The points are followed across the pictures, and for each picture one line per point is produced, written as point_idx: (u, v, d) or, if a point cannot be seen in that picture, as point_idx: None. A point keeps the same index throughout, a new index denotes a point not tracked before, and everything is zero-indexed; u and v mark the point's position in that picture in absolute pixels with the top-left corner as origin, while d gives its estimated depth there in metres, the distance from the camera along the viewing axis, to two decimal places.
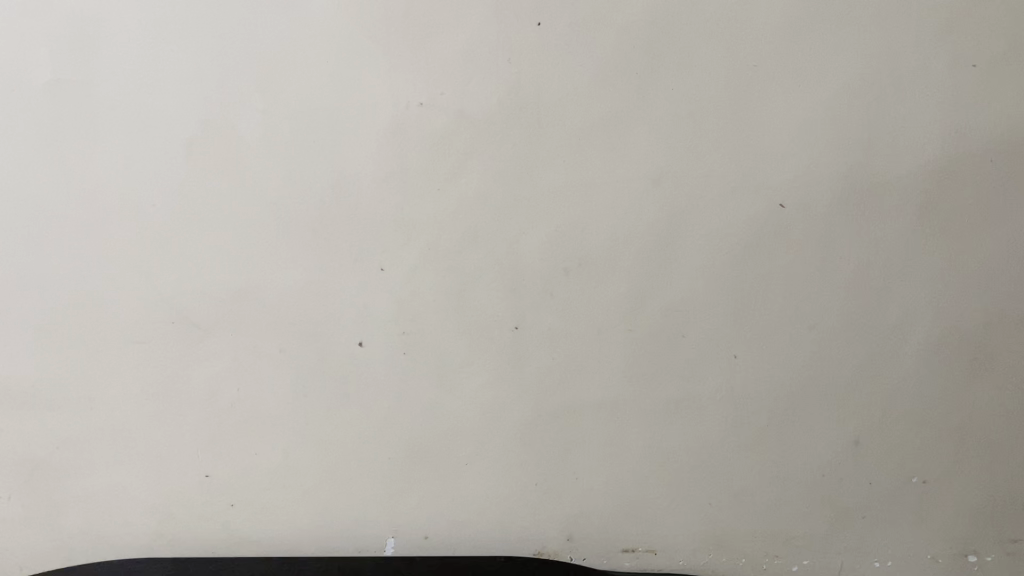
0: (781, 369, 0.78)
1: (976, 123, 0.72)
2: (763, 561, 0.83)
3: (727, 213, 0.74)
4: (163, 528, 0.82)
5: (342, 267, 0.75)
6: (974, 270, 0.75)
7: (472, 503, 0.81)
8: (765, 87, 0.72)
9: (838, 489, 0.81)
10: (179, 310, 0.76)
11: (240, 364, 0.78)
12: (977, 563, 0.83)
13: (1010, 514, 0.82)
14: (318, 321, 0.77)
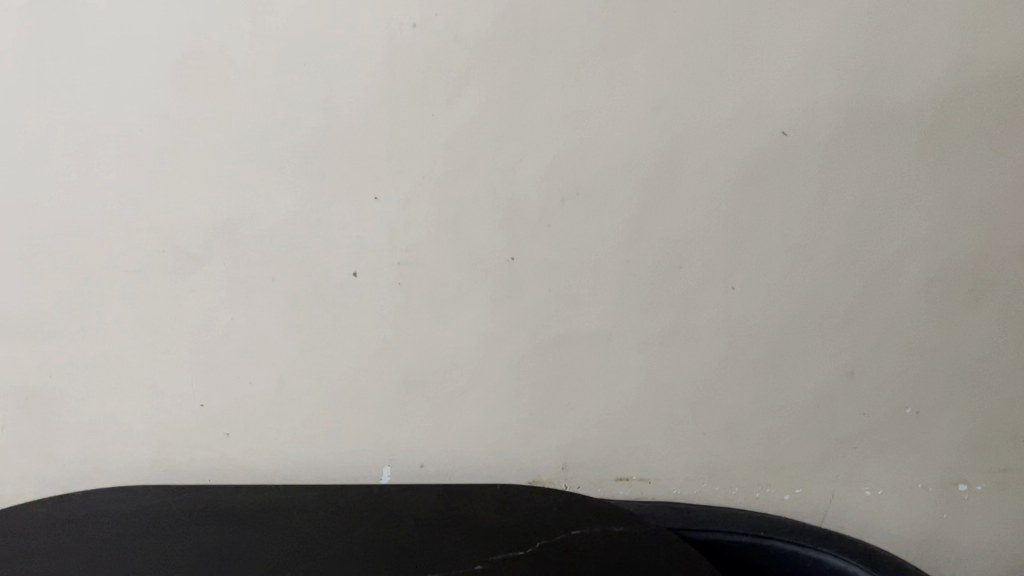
0: (779, 301, 0.78)
1: (997, 48, 0.68)
2: (755, 490, 0.86)
3: (729, 142, 0.72)
4: (165, 454, 0.83)
5: (335, 198, 0.74)
6: (978, 201, 0.74)
7: (469, 432, 0.83)
8: (776, 10, 0.67)
9: (832, 418, 0.82)
10: (170, 243, 0.75)
11: (234, 296, 0.77)
12: (967, 492, 0.85)
13: (1001, 444, 0.83)
14: (312, 252, 0.76)
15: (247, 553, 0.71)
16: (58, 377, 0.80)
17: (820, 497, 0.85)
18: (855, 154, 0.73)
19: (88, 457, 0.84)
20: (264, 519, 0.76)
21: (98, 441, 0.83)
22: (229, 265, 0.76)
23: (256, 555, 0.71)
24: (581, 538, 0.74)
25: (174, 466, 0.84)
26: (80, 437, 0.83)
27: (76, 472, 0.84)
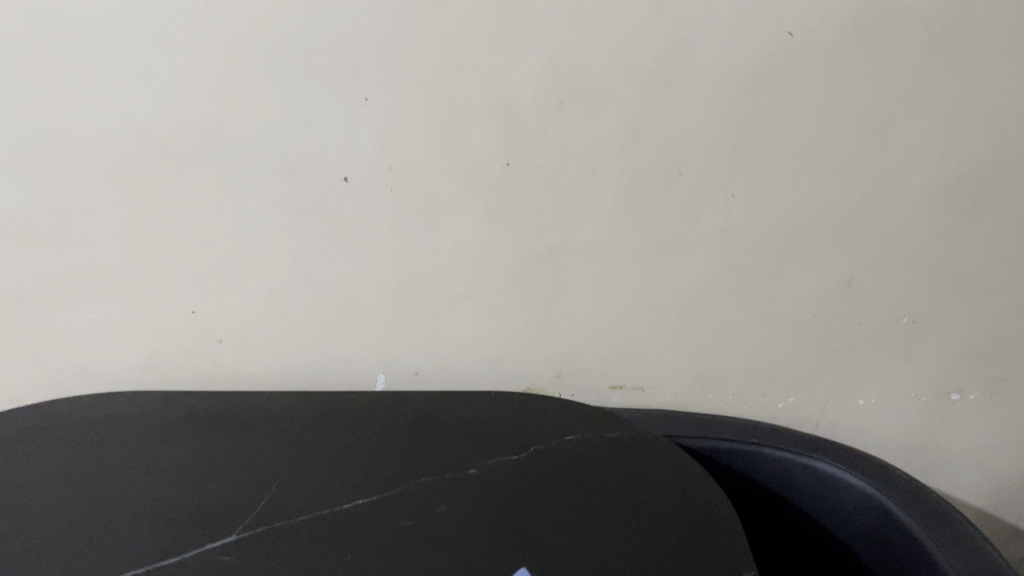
0: (780, 210, 0.76)
1: None
2: (750, 398, 0.87)
3: (736, 41, 0.68)
4: (159, 358, 0.83)
5: (319, 101, 0.69)
6: (988, 105, 0.71)
7: (464, 339, 0.83)
8: None
9: (828, 328, 0.82)
10: (147, 148, 0.70)
11: (218, 201, 0.74)
12: (959, 401, 0.86)
13: (996, 354, 0.83)
14: (296, 159, 0.72)
15: (244, 458, 0.72)
16: (33, 278, 0.77)
17: (813, 403, 0.86)
18: (867, 57, 0.68)
19: (79, 361, 0.83)
20: (260, 422, 0.77)
21: (88, 346, 0.82)
22: (209, 171, 0.72)
23: (253, 460, 0.72)
24: (576, 445, 0.74)
25: (168, 369, 0.84)
26: (68, 342, 0.81)
27: (68, 376, 0.84)
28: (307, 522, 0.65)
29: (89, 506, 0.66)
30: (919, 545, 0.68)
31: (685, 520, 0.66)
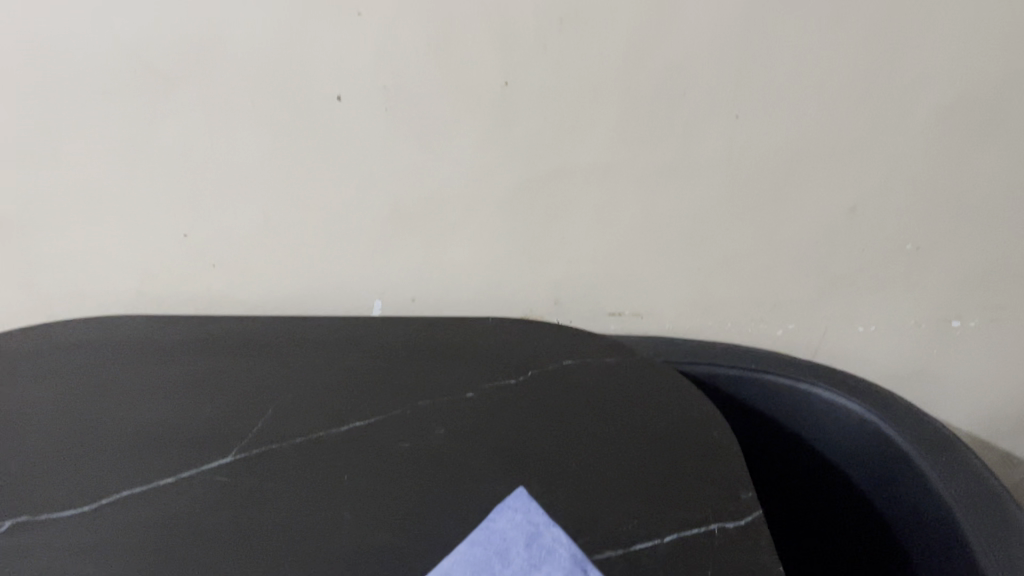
0: (784, 133, 0.74)
1: None
2: (749, 325, 0.86)
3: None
4: (150, 279, 0.82)
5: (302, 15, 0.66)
6: (1007, 27, 0.67)
7: (461, 265, 0.82)
8: None
9: (829, 254, 0.81)
10: (127, 65, 0.67)
11: (201, 119, 0.71)
12: (960, 328, 0.86)
13: (999, 282, 0.82)
14: (280, 74, 0.69)
15: (239, 381, 0.71)
16: (10, 194, 0.75)
17: (813, 329, 0.86)
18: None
19: (68, 282, 0.82)
20: (253, 344, 0.76)
21: (76, 266, 0.80)
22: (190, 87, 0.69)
23: (248, 384, 0.71)
24: (573, 370, 0.73)
25: (161, 291, 0.83)
26: (56, 263, 0.80)
27: (59, 297, 0.83)
28: (304, 445, 0.65)
29: (83, 431, 0.66)
30: (911, 469, 0.69)
31: (681, 446, 0.66)
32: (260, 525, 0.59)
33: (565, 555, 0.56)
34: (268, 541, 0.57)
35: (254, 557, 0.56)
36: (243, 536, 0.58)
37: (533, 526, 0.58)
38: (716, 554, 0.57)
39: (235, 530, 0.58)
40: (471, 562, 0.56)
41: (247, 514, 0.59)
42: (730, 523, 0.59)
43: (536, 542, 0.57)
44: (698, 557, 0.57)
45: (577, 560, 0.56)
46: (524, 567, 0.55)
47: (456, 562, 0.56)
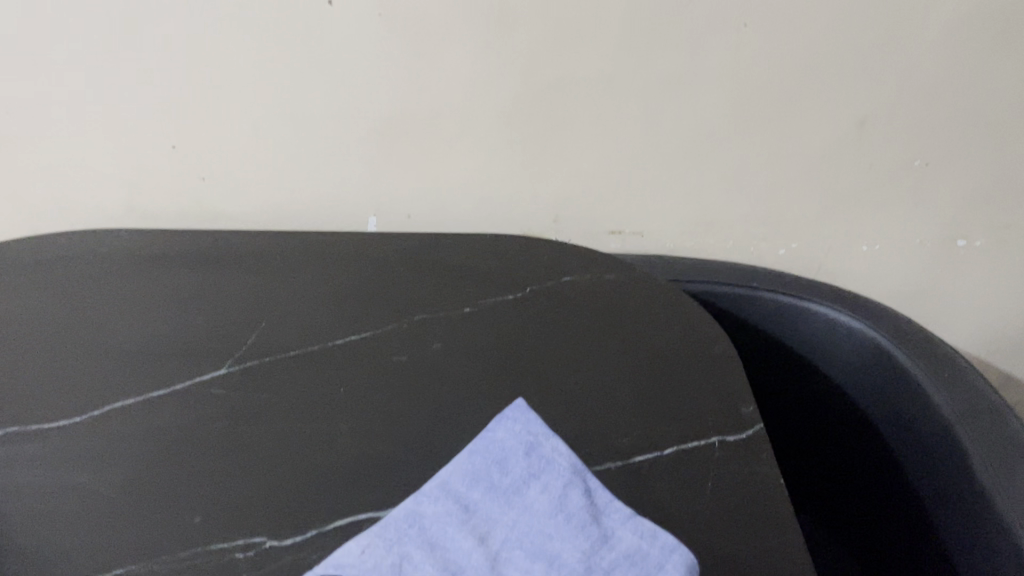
0: (795, 41, 0.70)
1: None
2: (751, 243, 0.85)
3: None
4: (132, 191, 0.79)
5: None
6: None
7: (459, 179, 0.80)
8: None
9: (835, 170, 0.79)
10: None
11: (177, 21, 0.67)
12: (965, 247, 0.84)
13: (1007, 199, 0.81)
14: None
15: (231, 296, 0.70)
16: None
17: (817, 246, 0.85)
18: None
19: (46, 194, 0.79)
20: (245, 257, 0.74)
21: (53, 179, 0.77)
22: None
23: (240, 299, 0.69)
24: (573, 286, 0.72)
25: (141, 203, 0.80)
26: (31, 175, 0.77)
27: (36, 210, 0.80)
28: (299, 359, 0.64)
29: (72, 346, 0.65)
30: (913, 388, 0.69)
31: (681, 361, 0.65)
32: (256, 438, 0.58)
33: (566, 464, 0.52)
34: (265, 453, 0.57)
35: (251, 469, 0.56)
36: (239, 448, 0.57)
37: (531, 433, 0.54)
38: (717, 467, 0.57)
39: (231, 443, 0.57)
40: (468, 471, 0.52)
41: (242, 427, 0.58)
42: (731, 436, 0.59)
43: (534, 451, 0.53)
44: (698, 470, 0.57)
45: (578, 469, 0.52)
46: (523, 475, 0.52)
47: (454, 469, 0.53)
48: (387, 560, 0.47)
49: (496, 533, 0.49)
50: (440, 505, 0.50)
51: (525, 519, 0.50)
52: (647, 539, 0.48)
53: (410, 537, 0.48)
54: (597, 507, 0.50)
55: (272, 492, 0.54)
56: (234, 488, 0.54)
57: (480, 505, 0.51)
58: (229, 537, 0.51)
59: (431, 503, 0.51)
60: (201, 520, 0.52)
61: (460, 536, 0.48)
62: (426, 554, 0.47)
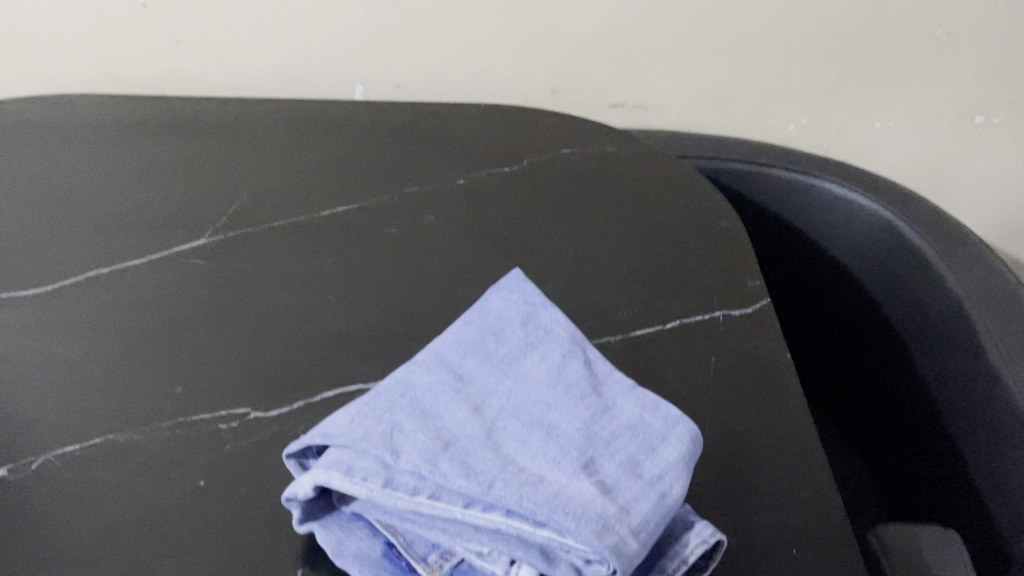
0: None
1: None
2: (759, 120, 0.81)
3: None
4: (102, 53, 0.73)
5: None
6: None
7: (452, 45, 0.75)
8: None
9: (853, 39, 0.74)
10: None
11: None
12: (983, 124, 0.81)
13: None
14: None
15: (210, 165, 0.66)
16: None
17: (828, 123, 0.81)
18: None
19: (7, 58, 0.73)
20: (224, 124, 0.69)
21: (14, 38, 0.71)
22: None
23: (220, 168, 0.65)
24: (572, 158, 0.68)
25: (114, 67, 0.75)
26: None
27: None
28: (283, 230, 0.60)
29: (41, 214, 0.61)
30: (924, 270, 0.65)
31: (685, 235, 0.62)
32: (238, 309, 0.55)
33: (565, 337, 0.47)
34: (248, 325, 0.54)
35: (234, 340, 0.53)
36: (220, 320, 0.54)
37: (529, 307, 0.49)
38: (722, 341, 0.54)
39: (212, 314, 0.54)
40: (464, 343, 0.46)
41: (224, 298, 0.55)
42: (736, 310, 0.56)
43: (532, 324, 0.48)
44: (703, 344, 0.54)
45: (578, 344, 0.47)
46: (520, 346, 0.46)
47: (447, 343, 0.47)
48: (376, 428, 0.41)
49: (492, 401, 0.43)
50: (433, 375, 0.44)
51: (522, 388, 0.44)
52: (649, 409, 0.43)
53: (402, 405, 0.42)
54: (596, 378, 0.45)
55: (257, 363, 0.52)
56: (216, 359, 0.52)
57: (476, 375, 0.44)
58: (214, 406, 0.49)
59: (425, 374, 0.45)
60: (183, 390, 0.50)
61: (454, 403, 0.42)
62: (418, 421, 0.41)
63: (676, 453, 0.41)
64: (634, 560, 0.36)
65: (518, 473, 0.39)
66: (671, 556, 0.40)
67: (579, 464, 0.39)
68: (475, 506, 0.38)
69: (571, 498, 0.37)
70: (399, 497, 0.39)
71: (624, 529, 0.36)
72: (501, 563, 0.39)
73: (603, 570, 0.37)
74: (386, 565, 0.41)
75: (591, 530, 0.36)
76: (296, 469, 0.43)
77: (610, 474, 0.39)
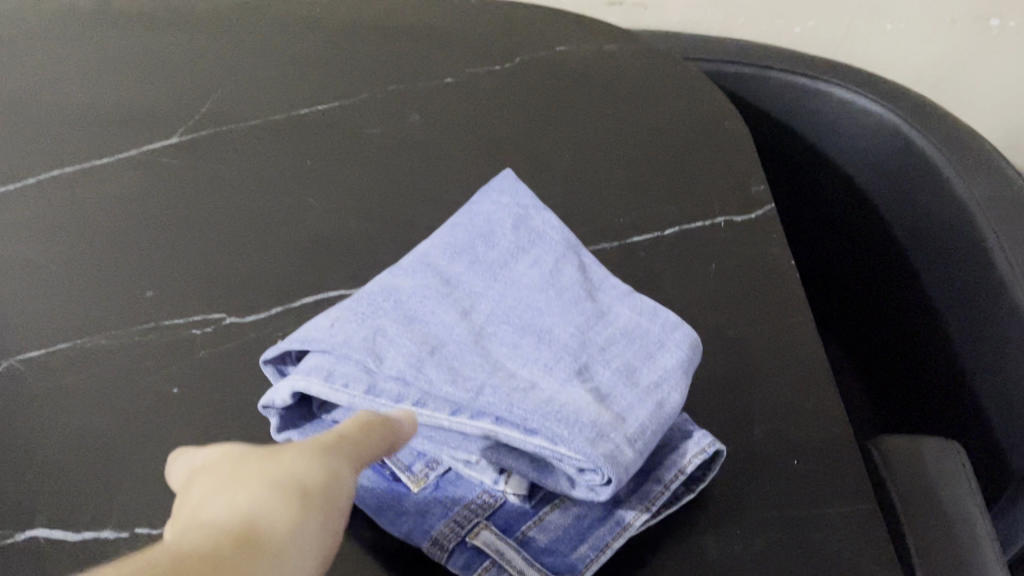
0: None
1: None
2: (764, 21, 0.77)
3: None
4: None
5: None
6: None
7: None
8: None
9: None
10: None
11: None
12: (999, 28, 0.76)
13: None
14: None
15: (181, 59, 0.62)
16: None
17: (835, 26, 0.77)
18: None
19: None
20: (196, 15, 0.65)
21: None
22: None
23: (192, 62, 0.61)
24: (568, 57, 0.64)
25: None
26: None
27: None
28: (260, 129, 0.57)
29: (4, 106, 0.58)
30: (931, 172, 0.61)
31: (686, 138, 0.59)
32: (211, 210, 0.52)
33: (559, 239, 0.43)
34: (221, 226, 0.51)
35: (206, 242, 0.50)
36: (192, 221, 0.51)
37: (522, 207, 0.45)
38: (723, 248, 0.52)
39: (183, 215, 0.51)
40: (451, 243, 0.43)
41: (196, 199, 0.52)
42: (738, 217, 0.53)
43: (524, 224, 0.44)
44: (703, 251, 0.51)
45: (572, 246, 0.43)
46: (512, 248, 0.42)
47: (434, 244, 0.43)
48: (358, 333, 0.38)
49: (481, 305, 0.40)
50: (418, 277, 0.41)
51: (514, 292, 0.40)
52: (647, 315, 0.40)
53: (386, 308, 0.39)
54: (592, 283, 0.41)
55: (230, 267, 0.49)
56: (187, 263, 0.49)
57: (463, 278, 0.41)
58: (185, 311, 0.47)
59: (409, 276, 0.41)
60: (152, 294, 0.47)
61: (440, 306, 0.39)
62: (402, 324, 0.39)
63: (674, 362, 0.38)
64: (628, 471, 0.34)
65: (508, 380, 0.36)
66: (666, 468, 0.38)
67: (573, 371, 0.37)
68: (462, 413, 0.36)
69: (563, 406, 0.35)
70: (382, 404, 0.37)
71: (619, 439, 0.34)
72: (489, 474, 0.37)
73: (597, 480, 0.34)
74: (367, 472, 0.39)
75: (584, 439, 0.34)
76: (274, 377, 0.41)
77: (605, 382, 0.37)
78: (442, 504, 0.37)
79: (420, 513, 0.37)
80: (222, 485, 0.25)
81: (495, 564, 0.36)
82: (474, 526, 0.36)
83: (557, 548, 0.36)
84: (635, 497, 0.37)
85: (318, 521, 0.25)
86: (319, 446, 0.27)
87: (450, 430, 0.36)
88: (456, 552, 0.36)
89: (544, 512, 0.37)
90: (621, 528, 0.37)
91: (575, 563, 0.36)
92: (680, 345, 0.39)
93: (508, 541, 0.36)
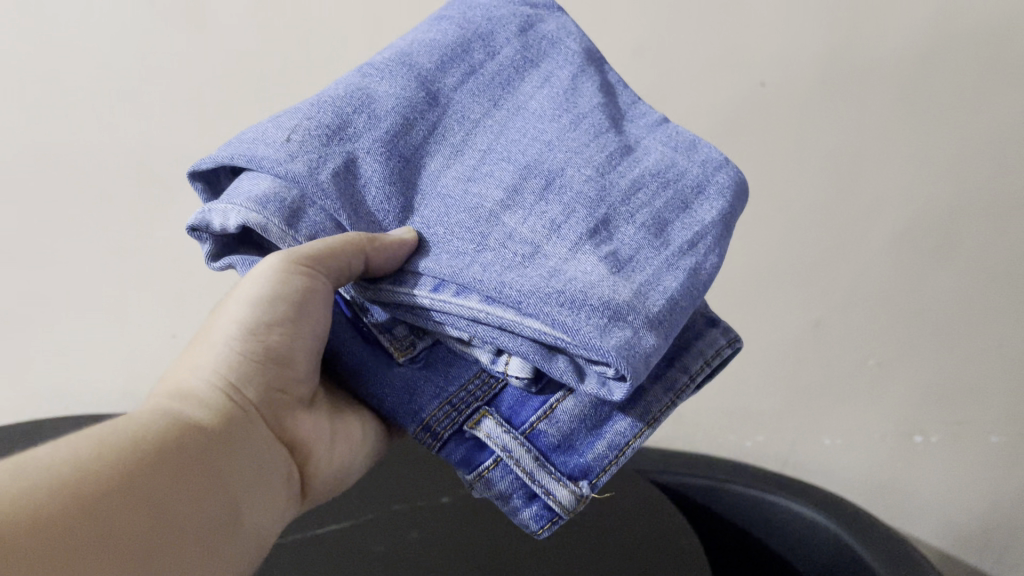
0: (760, 241, 0.83)
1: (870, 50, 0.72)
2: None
3: (943, 5, 0.70)
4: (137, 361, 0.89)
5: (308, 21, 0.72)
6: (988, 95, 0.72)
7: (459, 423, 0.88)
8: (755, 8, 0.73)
9: (805, 356, 0.87)
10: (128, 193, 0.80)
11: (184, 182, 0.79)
12: (923, 443, 0.88)
13: (936, 395, 0.85)
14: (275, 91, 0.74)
15: None
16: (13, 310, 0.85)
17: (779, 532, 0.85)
18: (918, 108, 0.74)
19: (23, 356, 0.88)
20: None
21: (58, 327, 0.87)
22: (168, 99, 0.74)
23: None
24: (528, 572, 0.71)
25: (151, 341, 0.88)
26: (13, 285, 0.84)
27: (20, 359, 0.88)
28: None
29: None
30: None
31: None
32: None
33: (572, 45, 0.49)
34: None
35: None
36: None
37: (527, 9, 0.50)
38: None
39: None
40: (442, 53, 0.46)
41: None
42: None
43: (533, 27, 0.49)
44: None
45: (588, 56, 0.49)
46: (512, 63, 0.47)
47: (416, 48, 0.46)
48: (328, 158, 0.40)
49: (479, 140, 0.44)
50: (400, 87, 0.44)
51: (524, 113, 0.46)
52: (683, 152, 0.46)
53: (357, 137, 0.41)
54: (620, 117, 0.48)
55: None
56: None
57: (456, 98, 0.45)
58: None
59: (386, 84, 0.44)
60: None
61: (431, 140, 0.43)
62: (378, 155, 0.41)
63: (713, 214, 0.43)
64: (649, 361, 0.35)
65: (513, 245, 0.39)
66: (693, 358, 0.46)
67: (590, 228, 0.40)
68: (448, 290, 0.38)
69: (568, 288, 0.36)
70: (459, 310, 0.38)
71: (639, 321, 0.36)
72: (488, 353, 0.40)
73: (612, 374, 0.36)
74: (359, 350, 0.42)
75: (591, 328, 0.35)
76: (202, 191, 0.44)
77: (625, 238, 0.41)
78: (433, 385, 0.41)
79: (405, 392, 0.41)
80: (224, 315, 0.40)
81: (499, 465, 0.41)
82: (475, 414, 0.41)
83: (569, 450, 0.42)
84: (639, 411, 0.43)
85: (298, 362, 0.40)
86: (297, 252, 0.37)
87: (434, 311, 0.38)
88: (453, 443, 0.41)
89: (554, 402, 0.41)
90: (640, 428, 0.43)
91: (590, 466, 0.41)
92: (723, 190, 0.45)
93: (512, 436, 0.41)
